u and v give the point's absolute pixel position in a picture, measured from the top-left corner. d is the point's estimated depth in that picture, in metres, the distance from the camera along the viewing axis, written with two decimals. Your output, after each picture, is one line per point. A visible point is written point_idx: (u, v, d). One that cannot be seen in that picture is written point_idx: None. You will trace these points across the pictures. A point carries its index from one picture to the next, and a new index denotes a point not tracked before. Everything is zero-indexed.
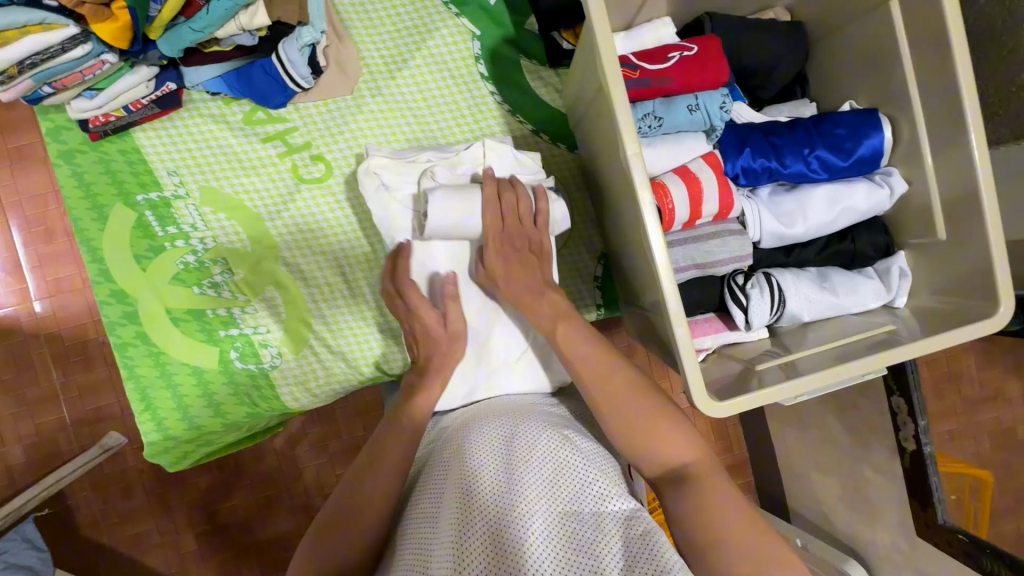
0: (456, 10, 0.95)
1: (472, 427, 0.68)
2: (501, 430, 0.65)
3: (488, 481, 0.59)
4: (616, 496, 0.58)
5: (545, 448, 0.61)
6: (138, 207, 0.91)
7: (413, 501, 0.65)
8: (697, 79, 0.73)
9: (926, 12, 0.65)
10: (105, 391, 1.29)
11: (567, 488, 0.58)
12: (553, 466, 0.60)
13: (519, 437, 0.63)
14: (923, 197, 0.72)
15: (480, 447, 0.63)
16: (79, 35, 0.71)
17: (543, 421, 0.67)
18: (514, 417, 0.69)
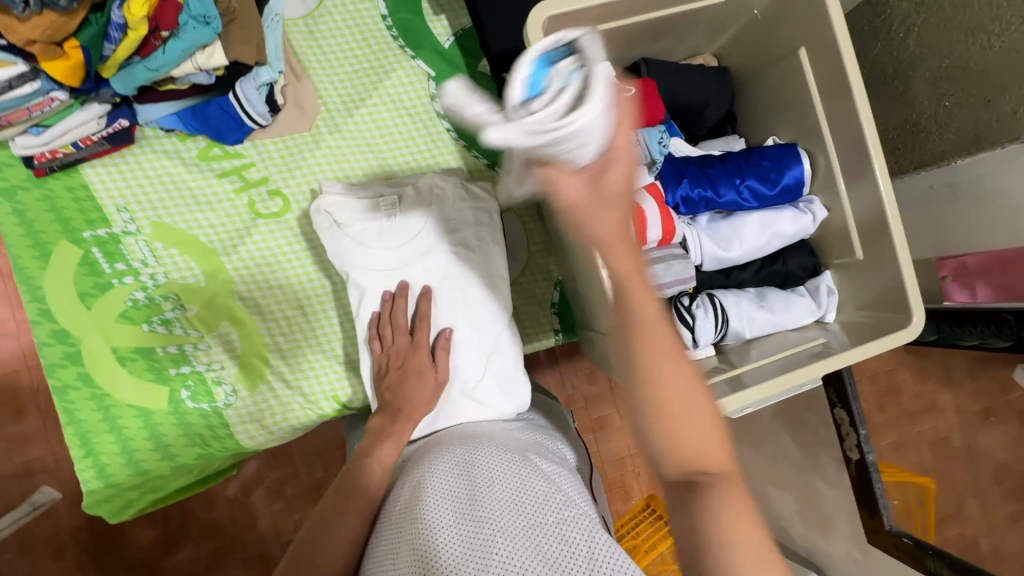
0: (411, 53, 1.00)
1: (436, 455, 0.68)
2: (465, 455, 0.66)
3: (451, 506, 0.59)
4: (576, 510, 0.59)
5: (508, 469, 0.63)
6: (84, 244, 0.88)
7: (375, 534, 0.64)
8: (636, 116, 0.78)
9: (829, 59, 0.74)
10: (37, 442, 1.21)
11: (530, 506, 0.59)
12: (515, 485, 0.61)
13: (482, 461, 0.64)
14: (842, 221, 0.80)
15: (443, 472, 0.64)
16: (28, 72, 0.71)
17: (506, 445, 0.68)
18: (478, 442, 0.70)
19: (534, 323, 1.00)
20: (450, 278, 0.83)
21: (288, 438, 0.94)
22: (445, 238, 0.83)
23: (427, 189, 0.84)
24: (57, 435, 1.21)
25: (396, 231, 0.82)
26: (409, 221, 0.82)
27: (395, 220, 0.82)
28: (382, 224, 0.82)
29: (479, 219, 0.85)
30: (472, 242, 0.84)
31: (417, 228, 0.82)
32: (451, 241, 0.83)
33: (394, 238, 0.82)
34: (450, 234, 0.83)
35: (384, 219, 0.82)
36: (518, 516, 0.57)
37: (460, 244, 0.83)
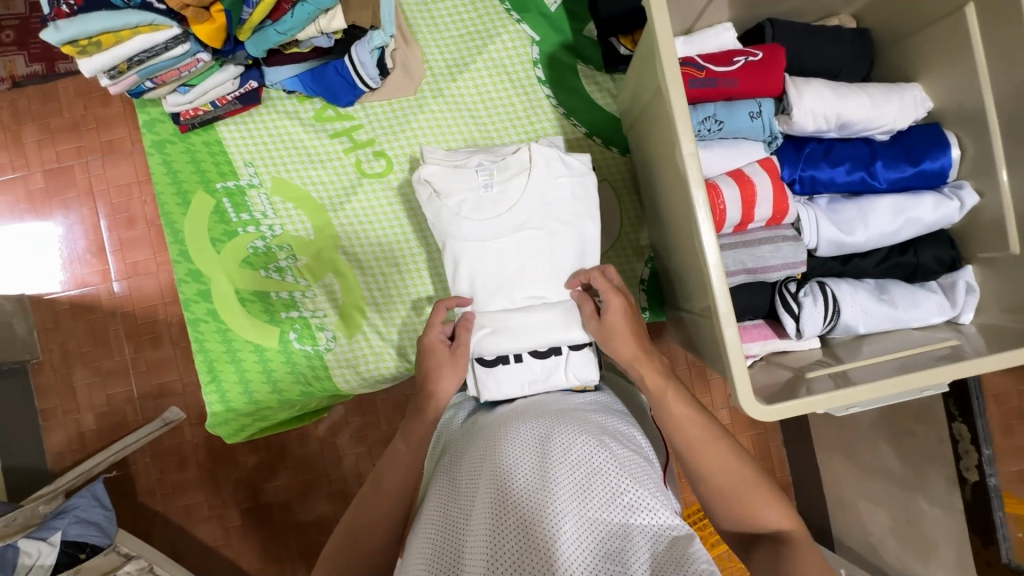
0: (517, 17, 0.99)
1: (508, 428, 0.69)
2: (537, 431, 0.67)
3: (522, 476, 0.60)
4: (646, 510, 0.58)
5: (580, 453, 0.62)
6: (217, 194, 0.98)
7: (444, 486, 0.67)
8: (759, 85, 0.73)
9: (1007, 16, 0.63)
10: (169, 368, 1.39)
11: (599, 492, 0.59)
12: (586, 470, 0.60)
13: (554, 440, 0.64)
14: (996, 209, 0.69)
15: (515, 446, 0.64)
16: (180, 35, 0.79)
17: (577, 426, 0.68)
18: (552, 419, 0.70)
19: None
20: (543, 249, 0.84)
21: (378, 387, 1.01)
22: (542, 210, 0.83)
23: (523, 159, 0.84)
24: (186, 363, 1.39)
25: (494, 201, 0.83)
26: (506, 189, 0.83)
27: (492, 190, 0.83)
28: (479, 194, 0.83)
29: (577, 191, 0.84)
30: (567, 216, 0.84)
31: (513, 196, 0.83)
32: (549, 213, 0.83)
33: (490, 208, 0.83)
34: (546, 206, 0.83)
35: (481, 188, 0.84)
36: (587, 501, 0.57)
37: (555, 217, 0.84)
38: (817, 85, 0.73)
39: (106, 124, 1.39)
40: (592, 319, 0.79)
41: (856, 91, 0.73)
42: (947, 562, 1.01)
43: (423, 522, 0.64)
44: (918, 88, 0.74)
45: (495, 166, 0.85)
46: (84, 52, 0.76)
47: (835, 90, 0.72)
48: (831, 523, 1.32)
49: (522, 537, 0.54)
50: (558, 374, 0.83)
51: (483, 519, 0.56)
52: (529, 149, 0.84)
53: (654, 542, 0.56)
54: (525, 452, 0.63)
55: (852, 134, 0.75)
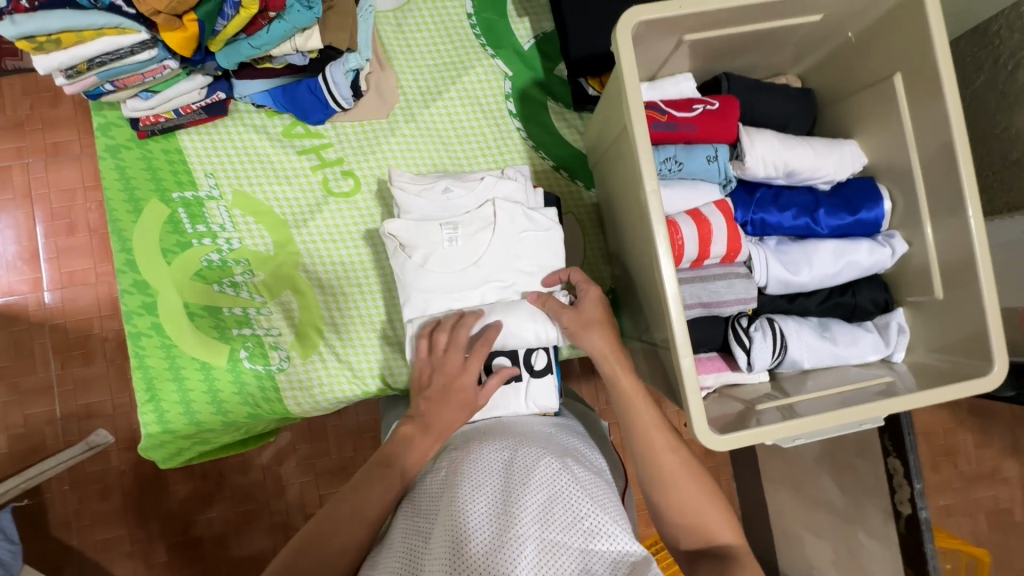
0: (491, 52, 1.02)
1: (473, 449, 0.68)
2: (503, 453, 0.66)
3: (484, 500, 0.60)
4: (607, 535, 0.58)
5: (544, 475, 0.62)
6: (172, 204, 0.95)
7: (406, 509, 0.66)
8: (716, 132, 0.78)
9: (926, 88, 0.70)
10: (99, 387, 1.29)
11: (560, 516, 0.58)
12: (547, 493, 0.60)
13: (518, 462, 0.64)
14: (923, 257, 0.76)
15: (480, 469, 0.64)
16: (148, 40, 0.77)
17: (543, 448, 0.68)
18: (517, 441, 0.70)
19: None
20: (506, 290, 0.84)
21: (334, 410, 0.97)
22: (509, 262, 0.83)
23: (489, 214, 0.83)
24: (118, 383, 1.29)
25: (458, 255, 0.82)
26: (470, 239, 0.82)
27: (457, 245, 0.82)
28: (443, 248, 0.82)
29: (542, 245, 0.84)
30: (533, 267, 0.84)
31: (480, 251, 0.82)
32: (513, 266, 0.83)
33: (454, 263, 0.82)
34: (513, 254, 0.83)
35: (444, 242, 0.82)
36: (547, 525, 0.57)
37: (521, 268, 0.84)
38: (767, 136, 0.79)
39: (53, 126, 1.32)
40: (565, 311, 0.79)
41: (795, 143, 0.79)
42: None
43: (385, 548, 0.63)
44: (854, 146, 0.81)
45: (456, 195, 0.85)
46: (42, 49, 0.73)
47: (783, 140, 0.79)
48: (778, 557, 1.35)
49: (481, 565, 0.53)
50: (515, 402, 0.83)
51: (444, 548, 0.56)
52: (494, 203, 0.83)
53: (613, 569, 0.56)
54: (489, 475, 0.63)
55: (798, 182, 0.81)
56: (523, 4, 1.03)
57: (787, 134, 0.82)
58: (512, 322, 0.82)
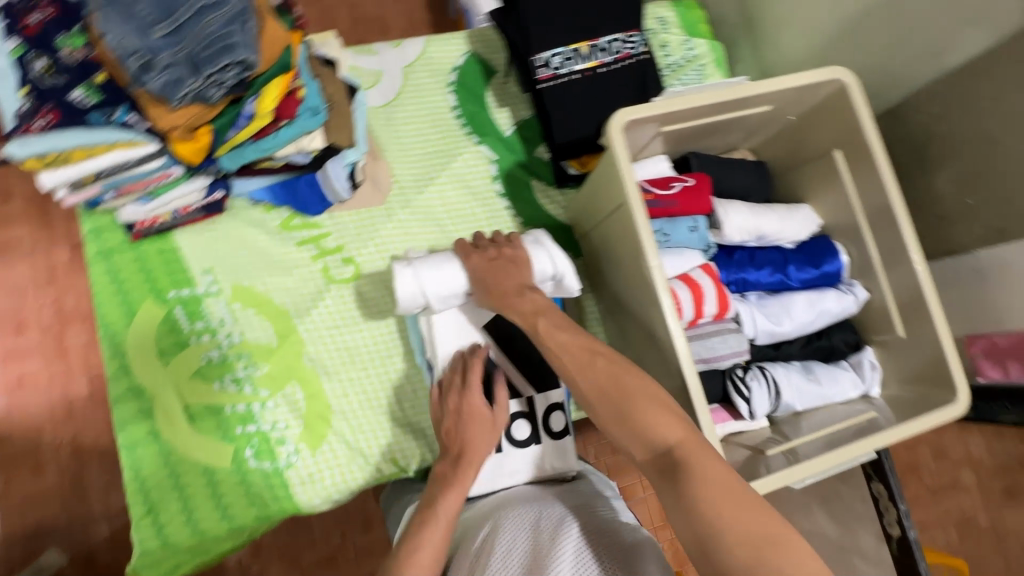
0: (476, 139, 1.10)
1: (503, 514, 0.70)
2: (532, 516, 0.68)
3: (516, 557, 0.61)
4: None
5: (573, 530, 0.63)
6: (168, 303, 0.93)
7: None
8: (694, 205, 0.87)
9: (863, 161, 0.84)
10: (52, 501, 1.18)
11: (590, 568, 0.58)
12: (577, 546, 0.61)
13: (547, 521, 0.66)
14: (881, 300, 0.87)
15: (511, 532, 0.66)
16: (157, 151, 0.78)
17: (571, 508, 0.69)
18: (545, 505, 0.72)
19: None
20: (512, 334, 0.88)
21: (343, 500, 0.95)
22: None
23: None
24: (74, 494, 1.19)
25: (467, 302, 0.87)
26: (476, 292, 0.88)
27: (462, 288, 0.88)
28: None
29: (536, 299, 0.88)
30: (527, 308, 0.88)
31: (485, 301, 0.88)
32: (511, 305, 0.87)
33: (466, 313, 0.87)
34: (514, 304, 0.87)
35: None
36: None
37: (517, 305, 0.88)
38: (738, 206, 0.89)
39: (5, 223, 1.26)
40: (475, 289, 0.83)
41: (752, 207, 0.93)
42: None
43: None
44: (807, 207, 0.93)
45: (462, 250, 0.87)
46: (50, 166, 0.74)
47: (753, 209, 0.90)
48: None
49: None
50: (534, 467, 0.84)
51: None
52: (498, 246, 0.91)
53: None
54: (520, 536, 0.65)
55: (768, 243, 0.91)
56: (502, 95, 1.13)
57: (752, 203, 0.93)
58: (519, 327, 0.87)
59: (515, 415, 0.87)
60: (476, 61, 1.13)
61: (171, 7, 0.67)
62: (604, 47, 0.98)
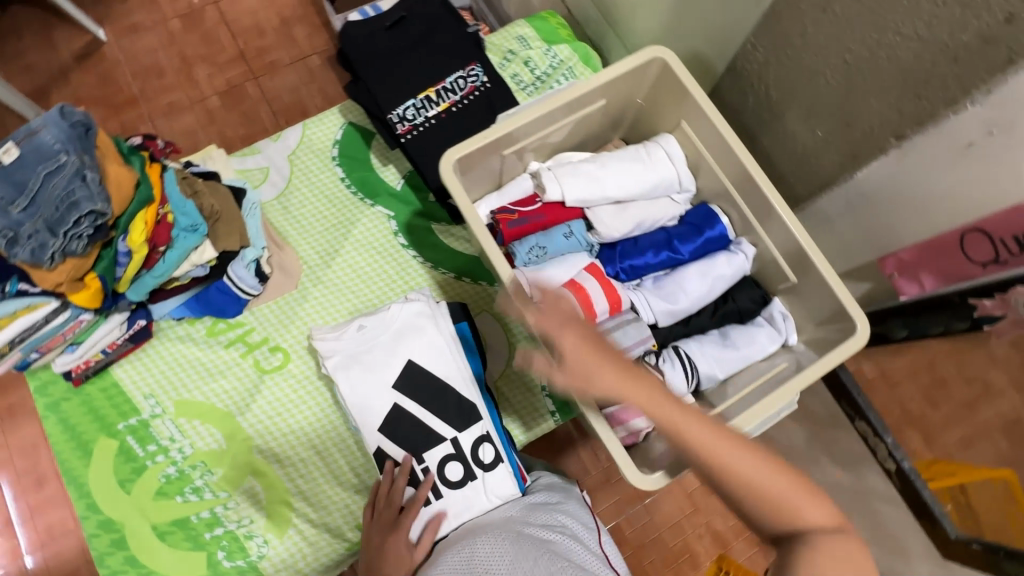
0: (371, 202, 1.15)
1: (440, 559, 0.76)
2: (462, 552, 0.75)
3: None
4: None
5: (504, 554, 0.72)
6: (119, 434, 1.00)
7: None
8: (561, 214, 0.91)
9: (706, 124, 0.85)
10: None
11: None
12: (511, 565, 0.71)
13: (478, 553, 0.74)
14: (769, 251, 0.87)
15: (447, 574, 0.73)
16: (59, 305, 0.85)
17: (498, 531, 0.77)
18: (474, 535, 0.79)
19: (530, 410, 1.06)
20: (425, 379, 0.91)
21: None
22: (413, 343, 0.92)
23: (384, 315, 0.94)
24: None
25: (374, 362, 0.91)
26: (373, 365, 0.91)
27: (366, 351, 0.92)
28: (356, 351, 0.92)
29: (436, 341, 0.92)
30: (432, 352, 0.92)
31: (381, 371, 0.91)
32: (415, 351, 0.92)
33: (376, 373, 0.91)
34: (407, 375, 0.91)
35: (356, 349, 0.92)
36: None
37: (422, 350, 0.92)
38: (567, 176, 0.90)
39: (10, 387, 1.34)
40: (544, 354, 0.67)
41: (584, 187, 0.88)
42: (925, 557, 1.03)
43: None
44: (675, 143, 0.92)
45: (368, 340, 0.93)
46: None
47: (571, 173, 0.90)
48: None
49: None
50: (475, 501, 0.88)
51: None
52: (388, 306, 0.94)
53: None
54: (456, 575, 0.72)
55: (649, 227, 0.92)
56: (384, 154, 1.18)
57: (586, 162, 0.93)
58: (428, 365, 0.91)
59: (445, 459, 0.89)
60: (354, 131, 1.19)
61: (23, 183, 0.75)
62: (450, 87, 1.03)
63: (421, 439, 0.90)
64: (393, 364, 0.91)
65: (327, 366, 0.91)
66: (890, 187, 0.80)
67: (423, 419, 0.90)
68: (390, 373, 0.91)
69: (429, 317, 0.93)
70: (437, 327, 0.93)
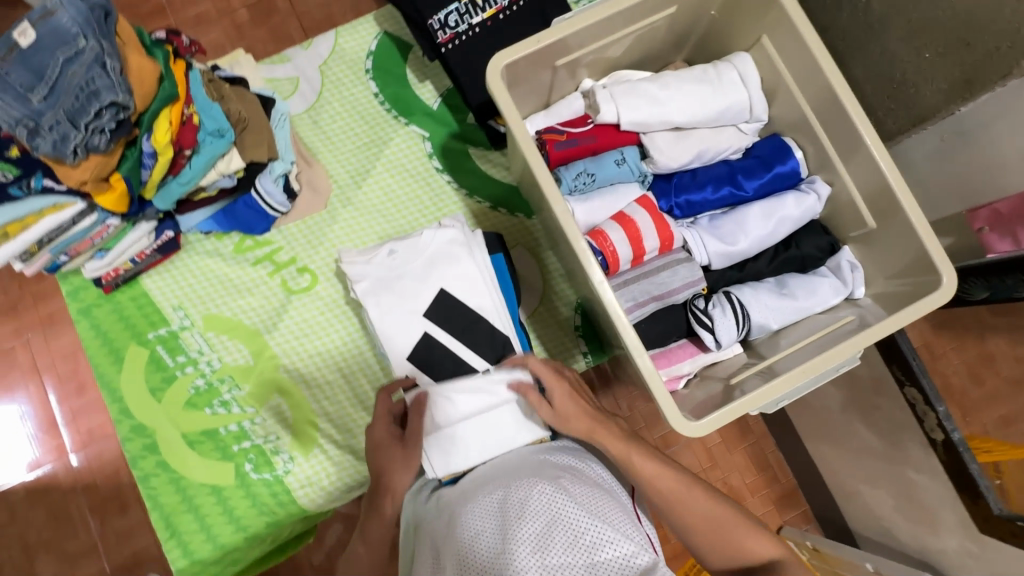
0: (405, 120, 1.08)
1: (470, 500, 0.71)
2: (494, 496, 0.69)
3: (486, 542, 0.64)
4: (608, 545, 0.62)
5: (538, 503, 0.66)
6: (150, 344, 1.00)
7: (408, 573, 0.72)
8: (615, 138, 0.83)
9: (794, 39, 0.74)
10: (142, 533, 1.31)
11: (560, 539, 0.62)
12: (547, 517, 0.64)
13: (511, 498, 0.67)
14: (847, 193, 0.78)
15: (475, 519, 0.67)
16: (86, 208, 0.83)
17: (533, 477, 0.70)
18: (506, 479, 0.72)
19: (560, 349, 1.02)
20: (455, 309, 0.87)
21: (348, 496, 0.98)
22: (446, 271, 0.87)
23: (416, 241, 0.89)
24: None
25: (403, 289, 0.88)
26: (404, 292, 0.87)
27: (396, 277, 0.88)
28: (385, 276, 0.88)
29: (469, 271, 0.87)
30: (464, 282, 0.87)
31: (411, 297, 0.87)
32: (447, 279, 0.87)
33: (406, 300, 0.87)
34: (438, 303, 0.87)
35: (386, 274, 0.88)
36: (548, 550, 0.61)
37: (454, 279, 0.87)
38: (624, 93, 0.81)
39: (45, 296, 1.36)
40: (541, 409, 0.79)
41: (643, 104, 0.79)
42: (955, 529, 0.97)
43: None
44: (751, 62, 0.80)
45: (400, 266, 0.88)
46: None
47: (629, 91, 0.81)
48: (848, 517, 1.25)
49: None
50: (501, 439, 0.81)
51: None
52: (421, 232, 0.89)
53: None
54: (485, 521, 0.66)
55: (710, 159, 0.83)
56: (421, 69, 1.09)
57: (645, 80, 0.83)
58: (460, 295, 0.87)
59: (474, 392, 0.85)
60: (389, 41, 1.10)
61: (42, 70, 0.70)
62: None
63: (451, 369, 0.87)
64: (423, 292, 0.87)
65: (355, 290, 0.87)
66: (1003, 125, 0.69)
67: (456, 350, 0.87)
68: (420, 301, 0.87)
69: (463, 246, 0.88)
70: (470, 256, 0.88)
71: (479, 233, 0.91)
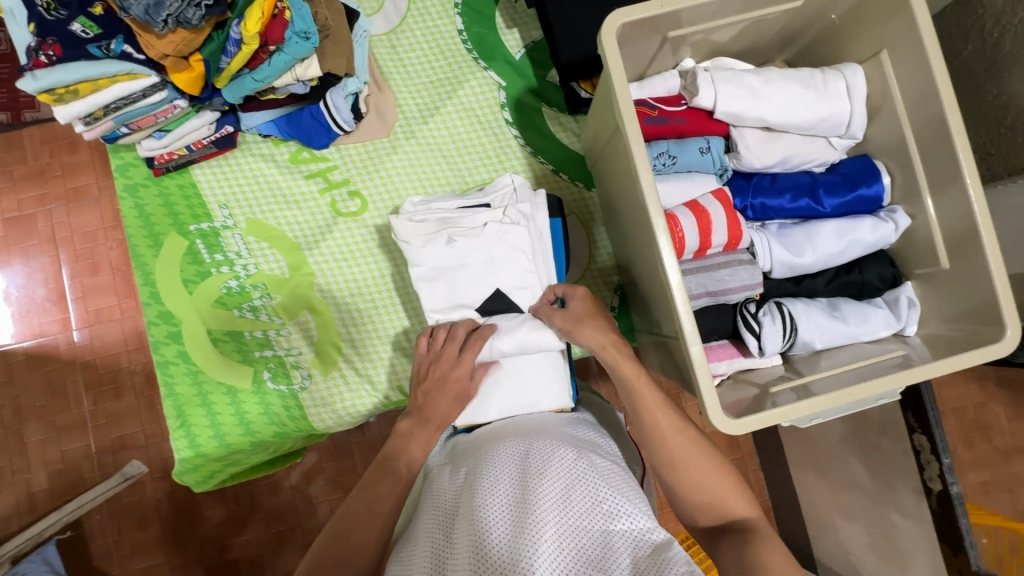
0: (484, 65, 1.05)
1: (491, 449, 0.73)
2: (518, 450, 0.71)
3: (505, 490, 0.66)
4: (625, 515, 0.64)
5: (561, 464, 0.67)
6: (190, 236, 0.99)
7: (416, 511, 0.73)
8: (706, 125, 0.81)
9: (915, 63, 0.71)
10: (132, 419, 1.32)
11: (580, 501, 0.64)
12: (569, 479, 0.66)
13: (535, 455, 0.69)
14: (927, 229, 0.76)
15: (497, 467, 0.69)
16: (158, 83, 0.81)
17: (557, 440, 0.72)
18: (529, 437, 0.74)
19: None
20: (503, 273, 0.85)
21: (357, 424, 1.00)
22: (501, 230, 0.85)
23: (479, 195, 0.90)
24: (149, 413, 1.31)
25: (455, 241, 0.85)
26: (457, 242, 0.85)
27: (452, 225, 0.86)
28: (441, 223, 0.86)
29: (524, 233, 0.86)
30: (518, 244, 0.85)
31: (470, 261, 0.85)
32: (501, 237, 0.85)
33: (453, 254, 0.85)
34: (493, 272, 0.85)
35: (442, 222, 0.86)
36: (567, 510, 0.63)
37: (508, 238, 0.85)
38: (728, 79, 0.78)
39: (74, 170, 1.34)
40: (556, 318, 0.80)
41: (744, 97, 0.77)
42: None
43: (418, 531, 0.69)
44: (861, 75, 0.78)
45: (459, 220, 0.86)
46: (62, 100, 0.78)
47: (734, 79, 0.78)
48: None
49: (507, 551, 0.59)
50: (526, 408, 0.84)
51: (481, 532, 0.62)
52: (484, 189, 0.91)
53: (636, 545, 0.61)
54: (507, 471, 0.68)
55: (793, 167, 0.82)
56: (511, 15, 1.06)
57: (752, 72, 0.79)
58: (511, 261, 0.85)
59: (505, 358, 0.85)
60: None
61: None
62: None
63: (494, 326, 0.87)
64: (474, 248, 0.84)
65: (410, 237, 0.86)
66: None
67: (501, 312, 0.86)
68: (469, 262, 0.85)
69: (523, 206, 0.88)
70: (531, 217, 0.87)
71: (541, 197, 0.90)
